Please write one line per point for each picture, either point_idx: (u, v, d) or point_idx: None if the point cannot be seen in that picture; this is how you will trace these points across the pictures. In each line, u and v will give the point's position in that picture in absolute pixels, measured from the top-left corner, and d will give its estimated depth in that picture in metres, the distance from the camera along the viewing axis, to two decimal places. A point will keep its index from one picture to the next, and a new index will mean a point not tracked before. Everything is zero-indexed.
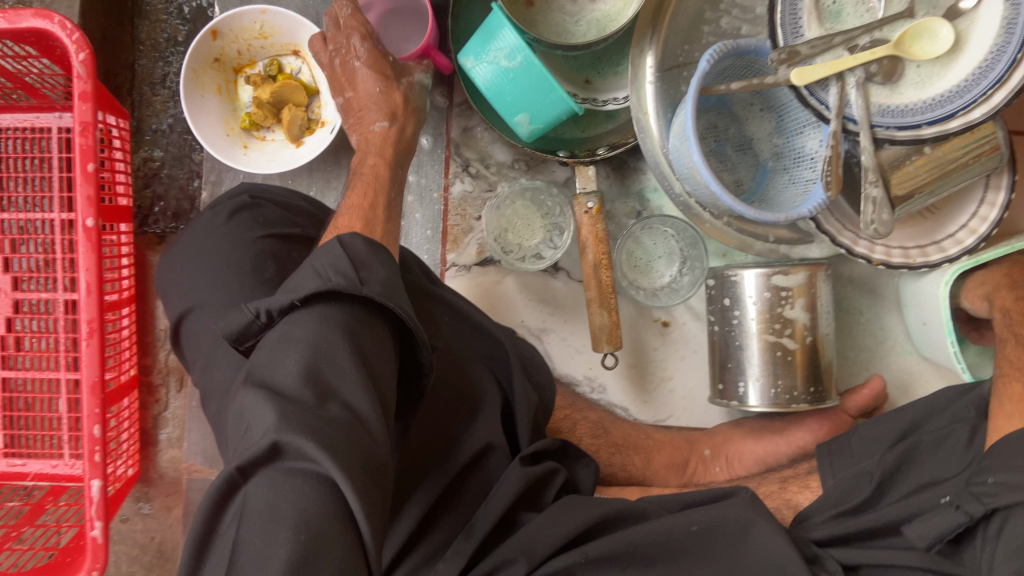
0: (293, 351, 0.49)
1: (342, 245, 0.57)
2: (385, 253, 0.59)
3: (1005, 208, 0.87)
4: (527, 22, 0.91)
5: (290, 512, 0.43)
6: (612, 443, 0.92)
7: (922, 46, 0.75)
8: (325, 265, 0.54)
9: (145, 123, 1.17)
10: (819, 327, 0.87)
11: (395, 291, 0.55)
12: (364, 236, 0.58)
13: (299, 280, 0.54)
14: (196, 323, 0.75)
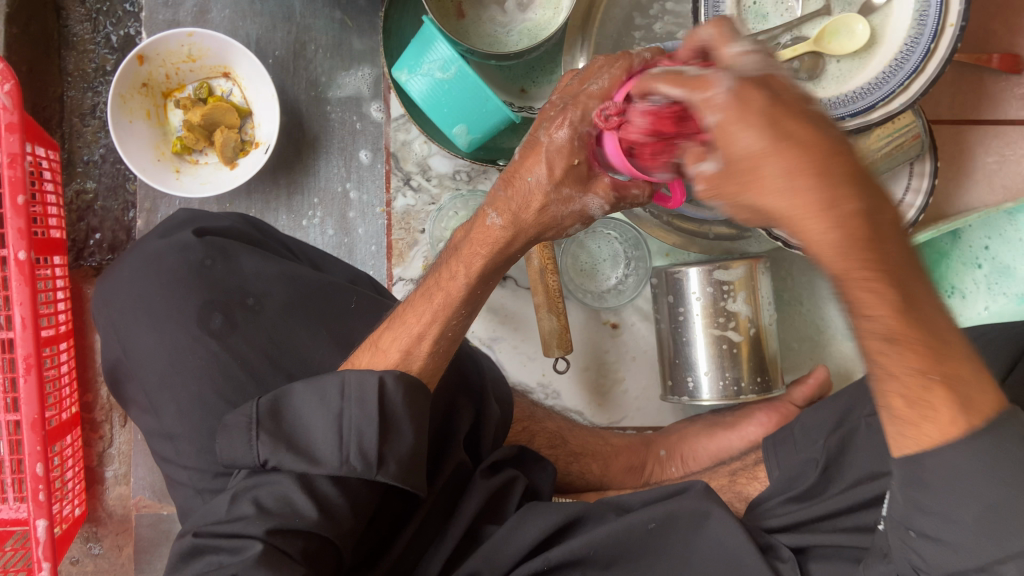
0: (279, 496, 0.56)
1: (382, 387, 0.58)
2: (421, 401, 0.61)
3: (929, 193, 0.93)
4: (459, 35, 0.90)
5: None
6: (569, 451, 0.89)
7: (840, 42, 0.85)
8: (350, 427, 0.57)
9: (77, 155, 1.14)
10: (761, 319, 0.89)
11: (411, 468, 0.59)
12: (407, 384, 0.59)
13: (315, 424, 0.58)
14: (128, 375, 0.66)
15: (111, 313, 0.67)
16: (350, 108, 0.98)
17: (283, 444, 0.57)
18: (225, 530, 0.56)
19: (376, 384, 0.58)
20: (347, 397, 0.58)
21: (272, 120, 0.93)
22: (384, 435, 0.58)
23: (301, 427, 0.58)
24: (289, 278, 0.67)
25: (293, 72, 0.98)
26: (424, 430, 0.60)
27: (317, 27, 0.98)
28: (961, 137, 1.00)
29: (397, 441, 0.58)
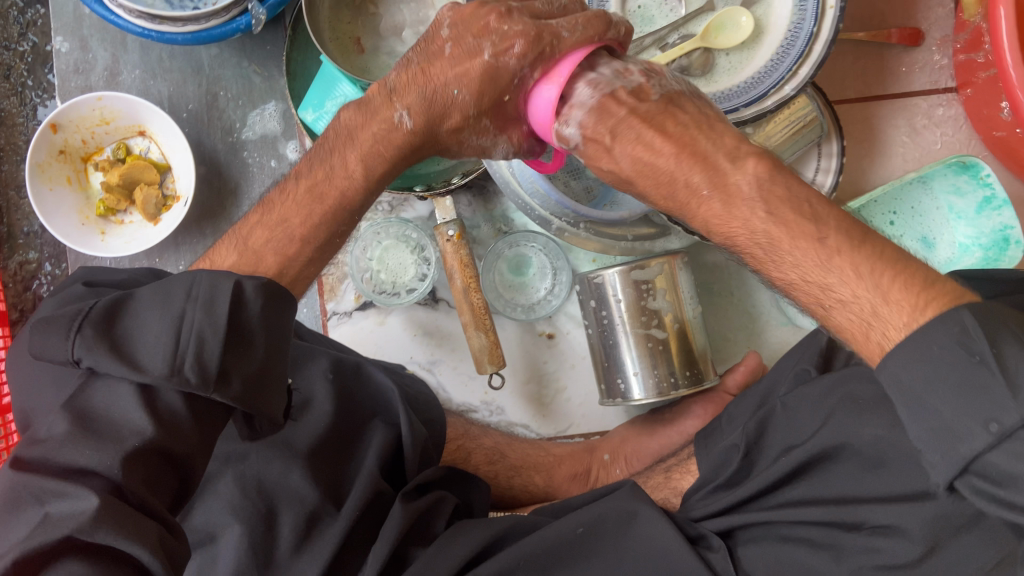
0: (121, 414, 0.51)
1: (230, 294, 0.53)
2: (279, 309, 0.56)
3: (840, 172, 0.94)
4: (360, 70, 0.93)
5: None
6: (510, 466, 0.91)
7: (726, 35, 0.86)
8: (179, 336, 0.52)
9: (17, 228, 1.15)
10: (685, 314, 0.91)
11: (263, 378, 0.55)
12: (263, 288, 0.55)
13: (155, 331, 0.52)
14: (38, 427, 0.68)
15: (16, 372, 0.70)
16: (267, 151, 1.00)
17: (107, 348, 0.51)
18: (56, 467, 0.50)
19: (223, 290, 0.53)
20: (181, 298, 0.53)
21: (188, 173, 0.96)
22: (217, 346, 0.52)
23: (132, 335, 0.52)
24: None
25: (207, 122, 1.00)
26: (276, 346, 0.56)
27: (226, 77, 1.00)
28: (868, 114, 1.01)
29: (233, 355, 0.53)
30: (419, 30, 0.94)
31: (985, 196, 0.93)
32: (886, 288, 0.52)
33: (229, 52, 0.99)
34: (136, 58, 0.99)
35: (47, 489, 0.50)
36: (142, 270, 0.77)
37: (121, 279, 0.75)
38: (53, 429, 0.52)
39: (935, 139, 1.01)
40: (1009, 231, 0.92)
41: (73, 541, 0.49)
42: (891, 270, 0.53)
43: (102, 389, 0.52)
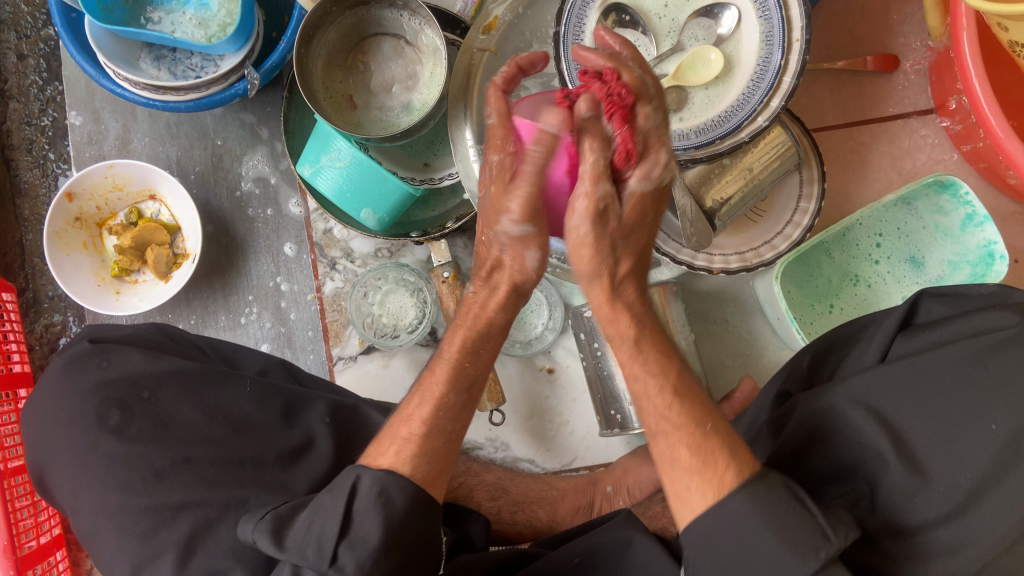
0: None
1: (355, 483, 0.61)
2: (400, 488, 0.61)
3: (822, 198, 0.95)
4: (354, 125, 0.98)
5: None
6: (512, 502, 0.94)
7: (697, 73, 0.88)
8: (316, 527, 0.59)
9: (42, 292, 1.22)
10: (677, 342, 0.92)
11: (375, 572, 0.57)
12: (383, 481, 0.60)
13: (302, 532, 0.60)
14: (51, 476, 0.75)
15: (30, 428, 0.77)
16: (268, 203, 1.05)
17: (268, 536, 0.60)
18: None
19: (353, 482, 0.61)
20: (325, 499, 0.61)
21: (196, 232, 1.01)
22: (348, 533, 0.58)
23: (292, 527, 0.61)
24: (175, 370, 0.76)
25: (214, 183, 1.05)
26: (400, 533, 0.59)
27: (231, 139, 1.05)
28: (846, 140, 1.04)
29: (367, 545, 0.58)
30: (409, 84, 0.99)
31: (966, 213, 0.93)
32: (712, 452, 0.58)
33: (232, 115, 1.05)
34: (145, 126, 1.05)
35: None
36: (149, 329, 0.83)
37: (126, 338, 0.81)
38: None
39: (918, 160, 1.03)
40: (993, 246, 0.92)
41: None
42: (718, 448, 0.58)
43: None
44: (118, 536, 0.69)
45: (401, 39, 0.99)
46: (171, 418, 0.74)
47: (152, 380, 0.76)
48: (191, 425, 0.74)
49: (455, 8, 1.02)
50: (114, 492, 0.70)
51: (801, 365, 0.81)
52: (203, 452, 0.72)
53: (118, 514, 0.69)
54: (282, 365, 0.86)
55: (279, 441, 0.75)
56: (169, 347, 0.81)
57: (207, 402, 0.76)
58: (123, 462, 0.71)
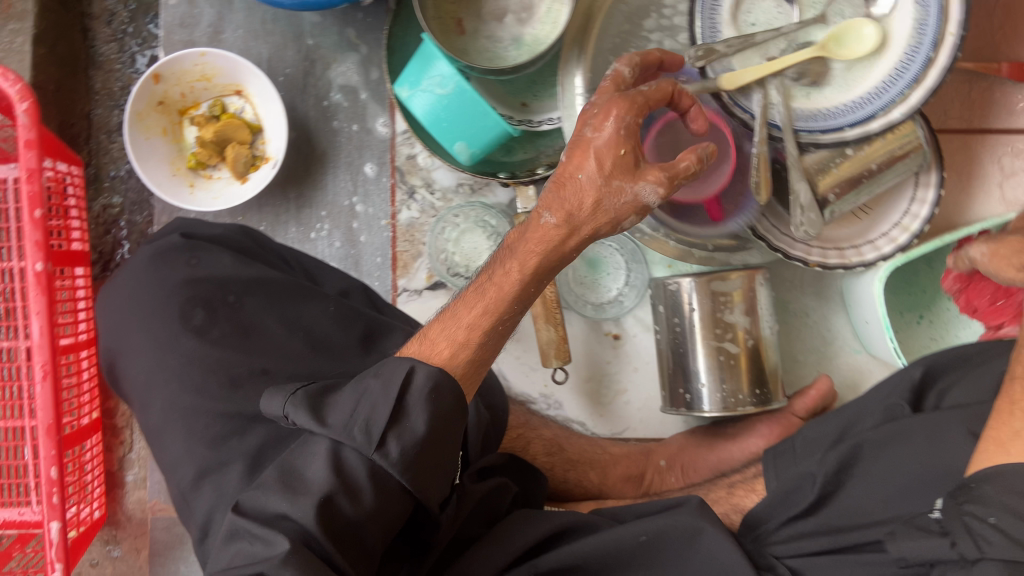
0: (316, 457, 0.56)
1: (408, 375, 0.57)
2: (447, 387, 0.57)
3: (936, 204, 0.89)
4: (458, 51, 0.93)
5: None
6: (566, 460, 0.93)
7: (848, 46, 0.83)
8: (363, 407, 0.55)
9: (104, 170, 1.22)
10: (760, 331, 0.89)
11: (414, 460, 0.55)
12: (434, 375, 0.57)
13: (340, 408, 0.57)
14: (122, 367, 0.73)
15: (108, 312, 0.75)
16: (354, 118, 1.01)
17: (309, 414, 0.57)
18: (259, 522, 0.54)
19: (402, 373, 0.57)
20: (372, 382, 0.57)
21: (281, 136, 0.97)
22: (397, 422, 0.55)
23: (333, 403, 0.57)
24: (264, 280, 0.74)
25: (302, 89, 1.01)
26: (443, 427, 0.57)
27: (326, 46, 1.01)
28: (968, 148, 0.98)
29: (413, 435, 0.55)
30: (523, 16, 0.93)
31: None
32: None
33: (331, 21, 1.01)
34: (240, 18, 1.00)
35: (252, 527, 0.54)
36: (237, 231, 0.80)
37: (215, 237, 0.78)
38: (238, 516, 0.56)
39: None
40: None
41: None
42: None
43: (305, 453, 0.57)
44: (187, 439, 0.67)
45: None
46: (249, 327, 0.72)
47: (239, 286, 0.73)
48: (263, 325, 0.72)
49: None
50: (188, 392, 0.68)
51: (911, 376, 0.77)
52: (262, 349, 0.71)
53: (189, 416, 0.67)
54: (363, 290, 0.83)
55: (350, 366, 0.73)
56: (256, 254, 0.79)
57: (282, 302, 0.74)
58: (200, 365, 0.69)
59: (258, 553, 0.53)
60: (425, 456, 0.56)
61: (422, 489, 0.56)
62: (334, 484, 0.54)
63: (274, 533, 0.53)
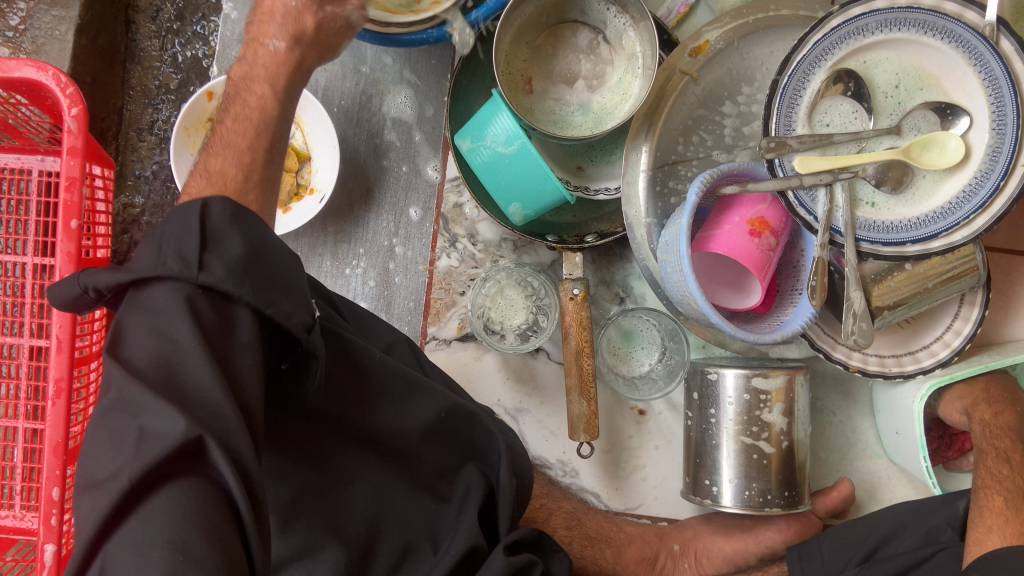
0: (151, 317, 0.49)
1: (203, 210, 0.51)
2: (253, 217, 0.54)
3: (980, 323, 0.89)
4: (525, 109, 0.92)
5: (165, 524, 0.43)
6: (585, 536, 0.90)
7: (930, 156, 0.78)
8: (168, 240, 0.50)
9: (128, 168, 1.18)
10: (795, 432, 0.88)
11: (246, 270, 0.51)
12: (230, 199, 0.53)
13: (141, 252, 0.51)
14: None
15: None
16: (405, 158, 0.99)
17: (113, 269, 0.51)
18: (147, 396, 0.46)
19: (197, 210, 0.51)
20: (168, 223, 0.51)
21: (331, 169, 0.94)
22: (209, 244, 0.50)
23: (139, 249, 0.51)
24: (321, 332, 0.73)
25: (356, 122, 0.99)
26: (261, 241, 0.53)
27: (384, 80, 0.99)
28: (1016, 269, 0.97)
29: (230, 253, 0.51)
30: (593, 84, 0.93)
31: None
32: None
33: (394, 57, 0.98)
34: None
35: (143, 404, 0.46)
36: None
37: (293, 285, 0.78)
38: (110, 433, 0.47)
39: None
40: None
41: (163, 467, 0.45)
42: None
43: (139, 303, 0.50)
44: None
45: (599, 35, 0.92)
46: None
47: None
48: (343, 399, 0.71)
49: (657, 10, 0.99)
50: None
51: (957, 508, 0.83)
52: (338, 426, 0.72)
53: None
54: (409, 345, 0.84)
55: (396, 443, 0.75)
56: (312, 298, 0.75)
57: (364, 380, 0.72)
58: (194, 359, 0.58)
59: (148, 444, 0.45)
60: (261, 264, 0.52)
61: (271, 305, 0.52)
62: (170, 328, 0.48)
63: (165, 411, 0.46)
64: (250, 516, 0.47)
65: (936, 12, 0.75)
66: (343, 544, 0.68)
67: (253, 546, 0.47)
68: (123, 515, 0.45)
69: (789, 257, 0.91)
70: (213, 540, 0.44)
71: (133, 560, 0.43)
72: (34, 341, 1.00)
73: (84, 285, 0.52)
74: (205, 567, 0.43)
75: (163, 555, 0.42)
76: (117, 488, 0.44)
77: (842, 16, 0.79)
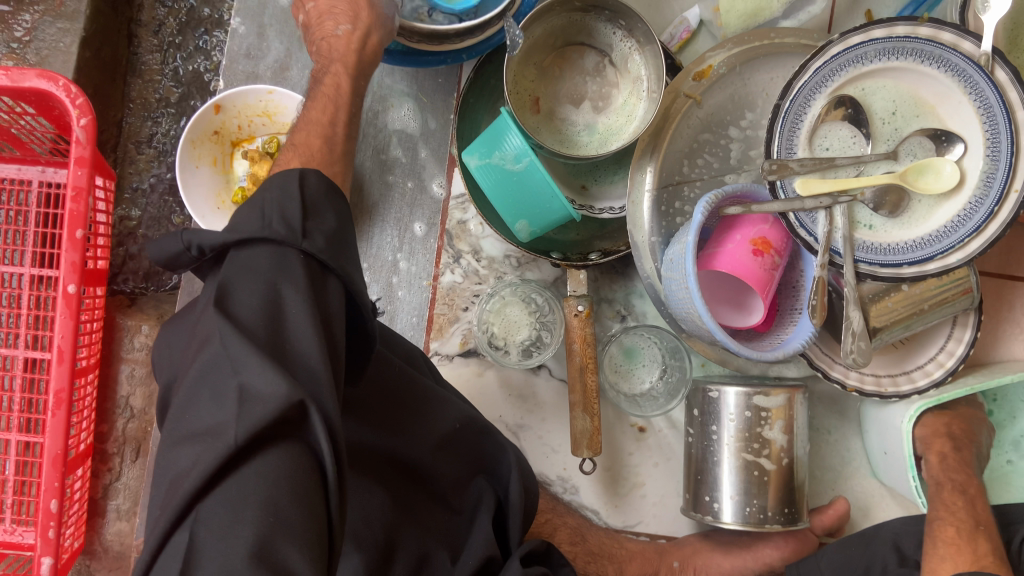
0: (255, 277, 0.51)
1: (302, 181, 0.57)
2: (341, 202, 0.59)
3: (971, 345, 0.91)
4: (531, 129, 0.93)
5: (264, 487, 0.45)
6: (589, 552, 0.91)
7: (926, 181, 0.80)
8: (273, 208, 0.54)
9: (126, 181, 1.17)
10: (794, 450, 0.90)
11: (338, 247, 0.55)
12: (326, 181, 0.58)
13: (246, 216, 0.54)
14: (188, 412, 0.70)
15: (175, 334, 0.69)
16: (411, 175, 1.00)
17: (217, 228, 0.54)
18: (254, 351, 0.47)
19: (297, 187, 0.56)
20: (271, 193, 0.55)
21: None
22: (309, 218, 0.55)
23: (240, 217, 0.55)
24: None
25: (362, 138, 1.00)
26: (348, 229, 0.58)
27: (392, 98, 1.00)
28: (1004, 293, 1.00)
29: (326, 227, 0.55)
30: (599, 105, 0.95)
31: None
32: None
33: (401, 76, 1.00)
34: None
35: (246, 361, 0.47)
36: None
37: None
38: (210, 389, 0.48)
39: None
40: None
41: (266, 430, 0.46)
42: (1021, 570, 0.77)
43: (238, 262, 0.53)
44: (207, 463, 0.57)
45: (605, 58, 0.95)
46: None
47: None
48: (367, 402, 0.73)
49: (660, 35, 1.01)
50: None
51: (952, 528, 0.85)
52: (358, 431, 0.72)
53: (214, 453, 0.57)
54: (424, 357, 0.86)
55: (412, 452, 0.76)
56: None
57: (389, 385, 0.75)
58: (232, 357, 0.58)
59: (251, 406, 0.46)
60: (345, 247, 0.56)
61: (356, 283, 0.55)
62: (280, 284, 0.51)
63: (270, 371, 0.47)
64: (336, 483, 0.48)
65: (932, 42, 0.78)
66: (364, 552, 0.67)
67: (334, 510, 0.48)
68: (221, 474, 0.45)
69: (789, 277, 0.93)
70: (303, 504, 0.45)
71: (226, 520, 0.43)
72: (30, 353, 0.98)
73: (189, 242, 0.55)
74: (292, 534, 0.44)
75: (257, 515, 0.44)
76: (224, 445, 0.45)
77: (843, 44, 0.81)
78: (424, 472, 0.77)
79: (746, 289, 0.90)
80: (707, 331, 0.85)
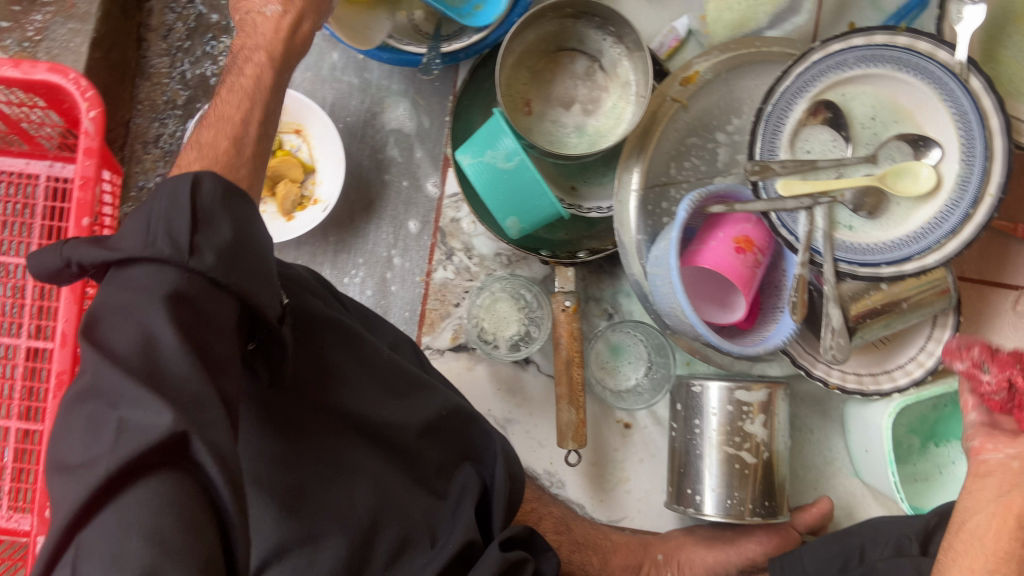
0: (135, 300, 0.49)
1: (193, 186, 0.54)
2: (240, 204, 0.56)
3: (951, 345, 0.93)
4: (523, 129, 0.96)
5: (144, 516, 0.43)
6: (574, 541, 0.92)
7: (904, 184, 0.83)
8: (156, 221, 0.51)
9: (132, 180, 1.21)
10: (775, 444, 0.92)
11: (232, 259, 0.53)
12: (221, 184, 0.55)
13: (127, 231, 0.52)
14: None
15: None
16: (406, 174, 1.04)
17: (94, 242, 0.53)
18: (128, 381, 0.46)
19: (185, 193, 0.53)
20: (156, 201, 0.53)
21: (336, 181, 0.99)
22: (199, 228, 0.52)
23: (120, 231, 0.53)
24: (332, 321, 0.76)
25: (360, 139, 1.04)
26: (249, 235, 0.56)
27: (390, 101, 1.03)
28: (984, 297, 1.02)
29: (218, 237, 0.53)
30: (589, 108, 0.99)
31: None
32: None
33: (398, 79, 1.03)
34: (311, 63, 1.03)
35: (122, 394, 0.46)
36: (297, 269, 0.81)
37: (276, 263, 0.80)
38: (85, 418, 0.47)
39: None
40: None
41: (149, 457, 0.45)
42: None
43: (120, 280, 0.51)
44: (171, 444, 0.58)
45: (596, 63, 0.98)
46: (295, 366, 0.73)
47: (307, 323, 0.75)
48: (358, 385, 0.76)
49: (650, 43, 1.05)
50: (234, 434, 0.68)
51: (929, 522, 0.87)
52: (348, 415, 0.74)
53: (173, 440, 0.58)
54: (412, 346, 0.88)
55: (400, 437, 0.78)
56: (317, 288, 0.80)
57: (377, 369, 0.77)
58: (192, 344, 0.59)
59: (127, 437, 0.45)
60: (244, 255, 0.54)
61: (253, 297, 0.54)
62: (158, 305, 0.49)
63: (147, 402, 0.45)
64: (231, 510, 0.47)
65: (909, 50, 0.81)
66: (344, 535, 0.70)
67: (235, 544, 0.47)
68: (99, 505, 0.44)
69: (772, 277, 0.95)
70: (189, 531, 0.44)
71: (107, 553, 0.42)
72: (33, 341, 1.01)
73: (67, 258, 0.55)
74: (179, 559, 0.43)
75: (139, 544, 0.43)
76: (96, 477, 0.44)
77: (823, 51, 0.85)
78: (410, 456, 0.80)
79: (729, 285, 0.93)
80: (690, 326, 0.87)
